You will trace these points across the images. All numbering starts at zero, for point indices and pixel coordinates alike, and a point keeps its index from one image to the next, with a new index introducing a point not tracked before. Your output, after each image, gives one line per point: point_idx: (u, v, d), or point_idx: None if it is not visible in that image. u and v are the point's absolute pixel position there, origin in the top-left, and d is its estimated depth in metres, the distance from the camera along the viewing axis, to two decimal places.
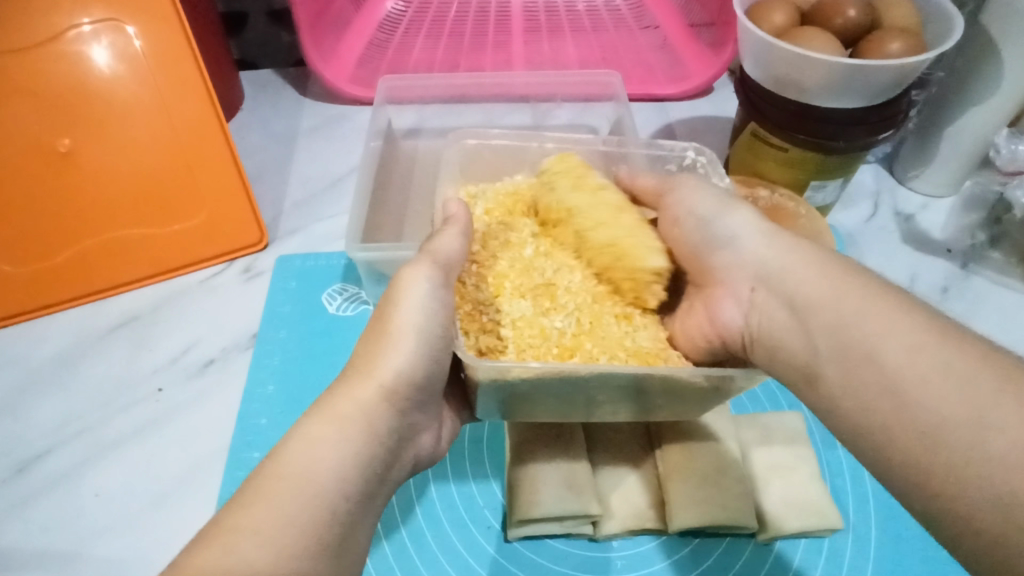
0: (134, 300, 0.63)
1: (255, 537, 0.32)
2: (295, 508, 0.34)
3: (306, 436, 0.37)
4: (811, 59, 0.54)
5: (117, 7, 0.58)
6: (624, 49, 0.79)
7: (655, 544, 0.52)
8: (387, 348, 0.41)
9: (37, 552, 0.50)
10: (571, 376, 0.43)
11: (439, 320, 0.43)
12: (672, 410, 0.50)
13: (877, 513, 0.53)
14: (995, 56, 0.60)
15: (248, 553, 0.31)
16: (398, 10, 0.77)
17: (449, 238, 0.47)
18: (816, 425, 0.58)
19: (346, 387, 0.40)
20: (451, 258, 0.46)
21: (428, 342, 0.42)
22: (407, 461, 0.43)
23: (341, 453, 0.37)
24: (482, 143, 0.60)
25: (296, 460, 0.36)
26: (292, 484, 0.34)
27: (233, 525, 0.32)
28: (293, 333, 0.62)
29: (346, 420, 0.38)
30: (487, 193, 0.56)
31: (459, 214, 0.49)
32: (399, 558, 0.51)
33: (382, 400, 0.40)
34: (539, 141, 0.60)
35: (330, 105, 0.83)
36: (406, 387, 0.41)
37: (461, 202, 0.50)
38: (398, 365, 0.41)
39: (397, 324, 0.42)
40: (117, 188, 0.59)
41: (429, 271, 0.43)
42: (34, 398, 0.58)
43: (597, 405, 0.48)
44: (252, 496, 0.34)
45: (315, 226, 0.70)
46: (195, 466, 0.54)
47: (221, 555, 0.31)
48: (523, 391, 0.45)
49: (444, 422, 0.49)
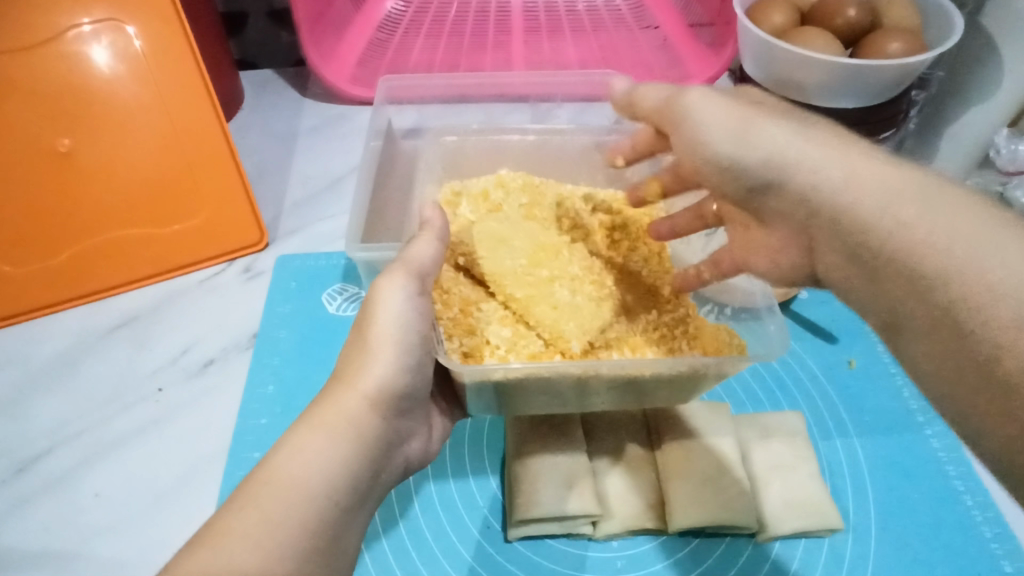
0: (135, 300, 0.63)
1: (244, 541, 0.32)
2: (281, 512, 0.34)
3: (293, 443, 0.37)
4: (811, 59, 0.54)
5: (117, 7, 0.58)
6: (624, 49, 0.79)
7: (655, 544, 0.52)
8: (367, 359, 0.41)
9: (38, 552, 0.50)
10: (559, 377, 0.43)
11: (417, 327, 0.42)
12: (666, 396, 0.50)
13: (878, 512, 0.53)
14: (995, 55, 0.60)
15: (237, 559, 0.32)
16: (398, 10, 0.77)
17: (422, 245, 0.45)
18: (816, 423, 0.58)
19: (331, 398, 0.40)
20: (427, 264, 0.44)
21: (408, 352, 0.42)
22: (395, 466, 0.43)
23: (329, 458, 0.37)
24: (462, 140, 0.63)
25: (283, 466, 0.36)
26: (280, 490, 0.35)
27: (224, 528, 0.33)
28: (293, 333, 0.62)
29: (331, 427, 0.38)
30: (468, 188, 0.56)
31: (436, 218, 0.47)
32: (398, 557, 0.51)
33: (366, 408, 0.40)
34: (521, 133, 0.64)
35: (330, 105, 0.83)
36: (388, 398, 0.41)
37: (437, 207, 0.49)
38: (380, 374, 0.40)
39: (375, 335, 0.41)
40: (117, 188, 0.59)
41: (405, 280, 0.42)
42: (34, 397, 0.58)
43: (587, 398, 0.49)
44: (244, 500, 0.34)
45: (316, 226, 0.70)
46: (195, 465, 0.54)
47: (209, 561, 0.31)
48: (514, 389, 0.46)
49: (434, 424, 0.49)
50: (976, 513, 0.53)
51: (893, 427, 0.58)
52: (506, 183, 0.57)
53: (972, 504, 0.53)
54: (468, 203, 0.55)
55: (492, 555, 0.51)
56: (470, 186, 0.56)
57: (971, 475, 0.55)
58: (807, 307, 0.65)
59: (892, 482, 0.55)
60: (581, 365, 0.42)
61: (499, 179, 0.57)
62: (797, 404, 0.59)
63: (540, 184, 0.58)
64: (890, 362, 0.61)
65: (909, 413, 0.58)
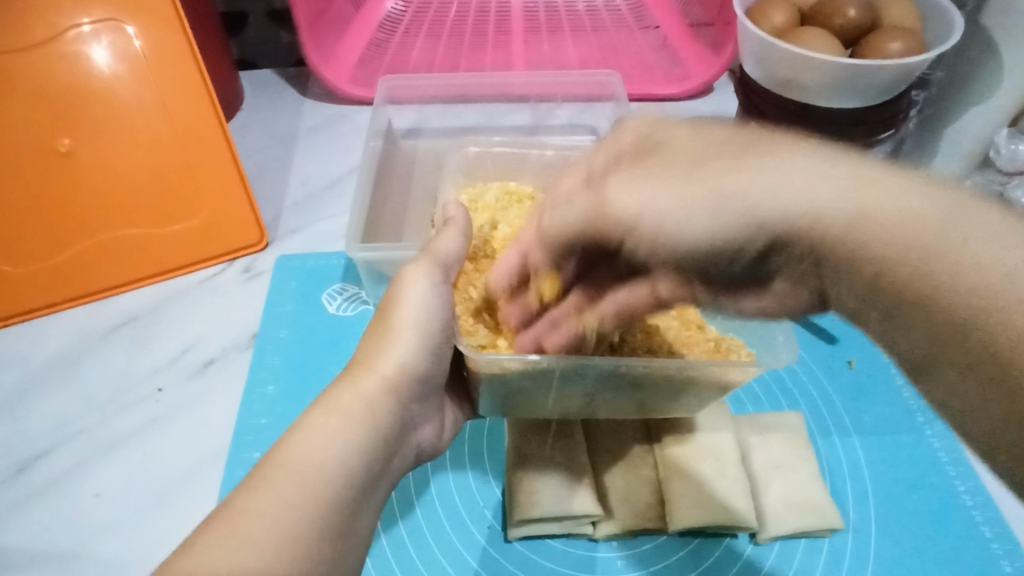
0: (134, 300, 0.63)
1: (261, 518, 0.33)
2: (296, 494, 0.34)
3: (310, 425, 0.37)
4: (812, 59, 0.54)
5: (118, 7, 0.58)
6: (624, 49, 0.79)
7: (655, 545, 0.52)
8: (388, 340, 0.41)
9: (39, 552, 0.50)
10: (568, 372, 0.44)
11: (440, 314, 0.43)
12: (671, 406, 0.50)
13: (877, 510, 0.53)
14: (994, 56, 0.60)
15: (255, 531, 0.32)
16: (398, 10, 0.77)
17: (449, 238, 0.46)
18: (816, 421, 0.58)
19: (350, 379, 0.40)
20: (450, 257, 0.46)
21: (429, 336, 0.42)
22: (409, 451, 0.43)
23: (344, 441, 0.37)
24: (483, 151, 0.63)
25: (300, 448, 0.36)
26: (293, 471, 0.35)
27: (241, 506, 0.33)
28: (293, 333, 0.62)
29: (346, 409, 0.38)
30: (485, 193, 0.58)
31: (458, 216, 0.48)
32: (399, 558, 0.50)
33: (384, 389, 0.40)
34: (538, 148, 0.63)
35: (330, 104, 0.83)
36: (407, 380, 0.41)
37: (461, 203, 0.50)
38: (400, 357, 0.41)
39: (398, 318, 0.42)
40: (119, 186, 0.59)
41: (429, 268, 0.44)
42: (33, 398, 0.58)
43: (596, 401, 0.48)
44: (259, 480, 0.35)
45: (315, 226, 0.70)
46: (196, 464, 0.54)
47: (228, 534, 0.32)
48: (525, 386, 0.46)
49: (446, 414, 0.49)
50: (976, 514, 0.53)
51: (894, 429, 0.57)
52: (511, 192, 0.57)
53: (972, 504, 0.53)
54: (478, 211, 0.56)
55: (493, 555, 0.51)
56: (486, 192, 0.58)
57: (970, 475, 0.55)
58: None
59: (891, 482, 0.55)
60: (595, 364, 0.43)
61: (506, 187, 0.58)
62: (797, 405, 0.59)
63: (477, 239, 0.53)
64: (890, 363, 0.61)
65: (909, 412, 0.58)
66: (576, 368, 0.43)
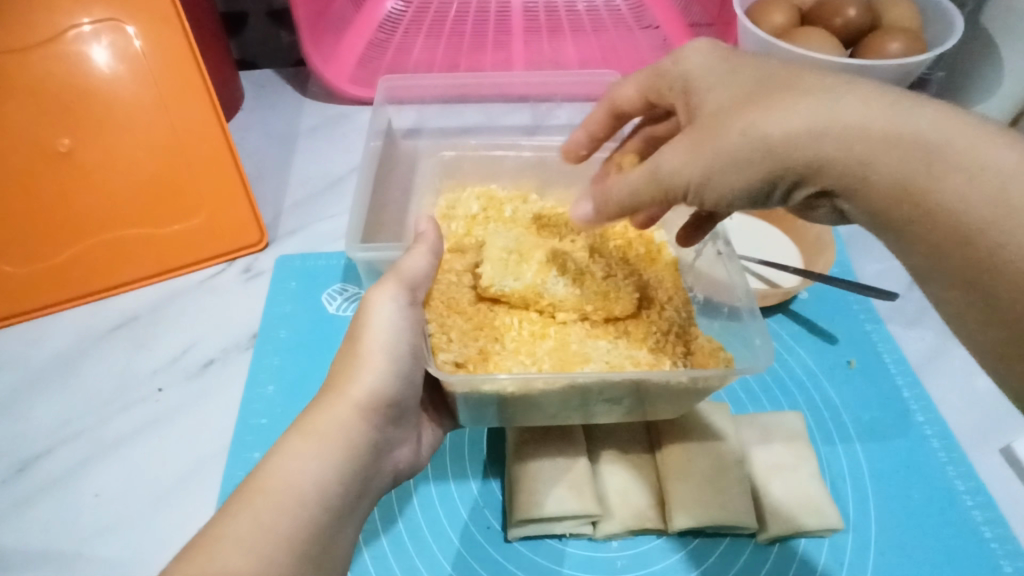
0: (135, 300, 0.64)
1: (239, 548, 0.33)
2: (271, 517, 0.35)
3: (287, 451, 0.38)
4: (812, 59, 0.54)
5: (118, 7, 0.58)
6: (624, 50, 0.79)
7: (654, 544, 0.52)
8: (357, 368, 0.41)
9: (39, 552, 0.49)
10: (545, 390, 0.43)
11: (408, 337, 0.43)
12: (668, 407, 0.49)
13: (877, 510, 0.53)
14: (995, 56, 0.60)
15: (231, 562, 0.32)
16: (398, 10, 0.76)
17: (418, 256, 0.46)
18: (815, 423, 0.58)
19: (324, 405, 0.40)
20: (417, 278, 0.45)
21: (398, 359, 0.42)
22: (386, 473, 0.43)
23: (322, 465, 0.38)
24: (459, 155, 0.62)
25: (278, 473, 0.36)
26: (271, 495, 0.35)
27: (221, 535, 0.33)
28: (293, 333, 0.62)
29: (323, 434, 0.39)
30: (463, 197, 0.58)
31: (430, 231, 0.48)
32: (399, 558, 0.50)
33: (359, 413, 0.40)
34: (516, 150, 0.62)
35: (330, 105, 0.83)
36: (381, 402, 0.41)
37: (432, 219, 0.49)
38: (371, 384, 0.41)
39: (366, 343, 0.42)
40: (116, 186, 0.59)
41: (395, 290, 0.43)
42: (34, 398, 0.58)
43: (591, 407, 0.47)
44: (239, 507, 0.35)
45: (316, 225, 0.70)
46: (194, 466, 0.54)
47: (206, 564, 0.32)
48: (507, 403, 0.45)
49: (424, 434, 0.49)
50: (976, 514, 0.53)
51: (890, 426, 0.58)
52: (495, 198, 0.58)
53: (972, 504, 0.53)
54: (460, 221, 0.56)
55: (492, 556, 0.51)
56: (463, 199, 0.58)
57: (970, 475, 0.54)
58: (807, 307, 0.65)
59: (891, 483, 0.55)
60: (577, 380, 0.42)
61: (486, 194, 0.58)
62: (796, 404, 0.59)
63: (466, 246, 0.54)
64: (889, 362, 0.61)
65: (908, 410, 0.58)
66: (565, 385, 0.42)
